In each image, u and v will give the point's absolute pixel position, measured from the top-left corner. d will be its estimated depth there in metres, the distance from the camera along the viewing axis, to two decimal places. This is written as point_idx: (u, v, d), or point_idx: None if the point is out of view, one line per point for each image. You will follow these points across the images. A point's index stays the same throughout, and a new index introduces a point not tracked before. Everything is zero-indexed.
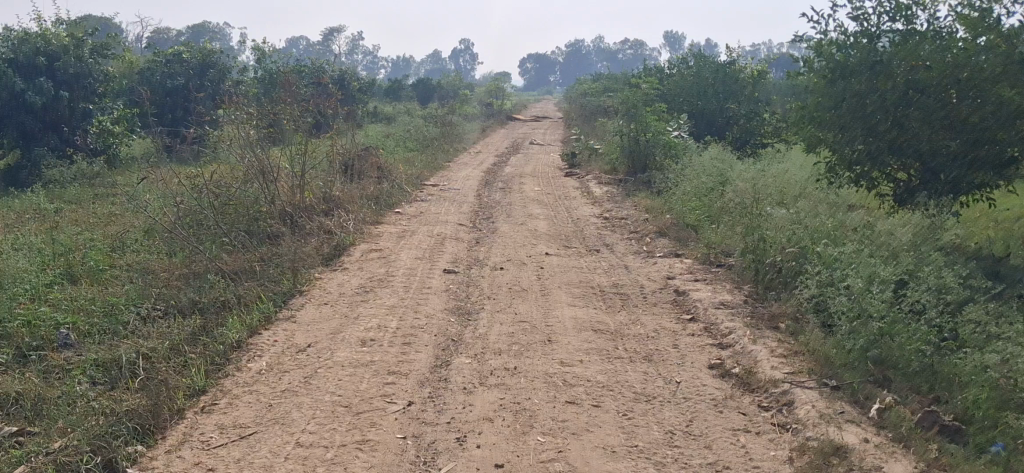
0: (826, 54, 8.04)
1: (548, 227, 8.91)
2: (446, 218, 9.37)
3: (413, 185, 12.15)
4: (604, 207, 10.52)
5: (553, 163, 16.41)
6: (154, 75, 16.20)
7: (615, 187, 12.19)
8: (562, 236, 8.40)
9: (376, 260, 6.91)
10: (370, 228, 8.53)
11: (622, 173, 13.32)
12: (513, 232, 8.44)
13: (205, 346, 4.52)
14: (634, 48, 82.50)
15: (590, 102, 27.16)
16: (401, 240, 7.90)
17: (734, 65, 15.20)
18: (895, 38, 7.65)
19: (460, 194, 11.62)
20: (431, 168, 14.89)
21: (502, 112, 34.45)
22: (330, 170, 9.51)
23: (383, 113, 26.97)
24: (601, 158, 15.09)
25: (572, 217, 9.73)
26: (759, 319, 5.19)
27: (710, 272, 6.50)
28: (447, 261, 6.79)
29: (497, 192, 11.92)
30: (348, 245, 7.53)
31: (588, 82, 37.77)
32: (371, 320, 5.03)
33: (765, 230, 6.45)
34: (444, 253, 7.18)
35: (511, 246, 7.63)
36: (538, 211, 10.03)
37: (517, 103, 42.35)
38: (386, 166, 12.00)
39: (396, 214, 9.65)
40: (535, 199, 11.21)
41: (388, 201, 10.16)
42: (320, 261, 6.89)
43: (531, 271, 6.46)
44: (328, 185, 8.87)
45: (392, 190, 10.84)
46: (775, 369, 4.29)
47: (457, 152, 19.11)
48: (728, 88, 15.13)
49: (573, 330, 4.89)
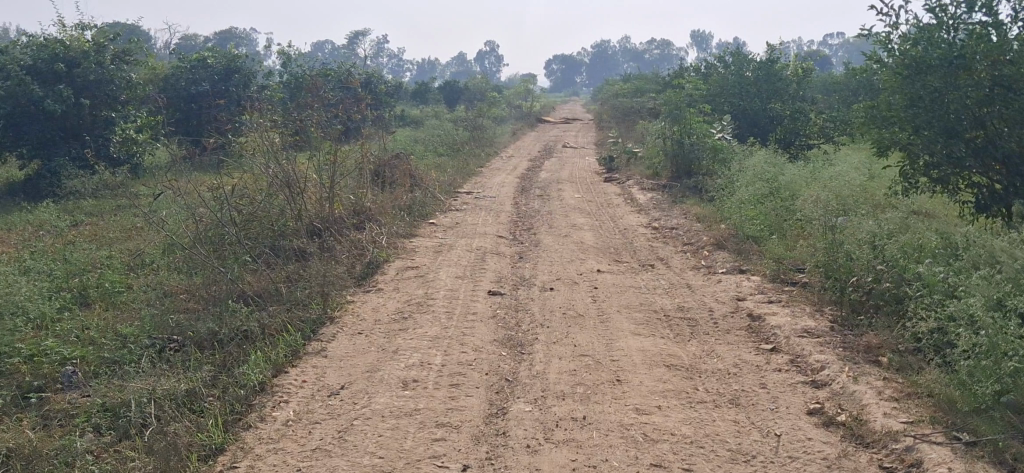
0: (898, 49, 7.32)
1: (595, 239, 8.29)
2: (483, 229, 8.78)
3: (447, 193, 11.56)
4: (651, 215, 9.88)
5: (590, 167, 15.76)
6: (178, 81, 15.73)
7: (660, 193, 11.54)
8: (611, 249, 7.79)
9: (412, 280, 6.33)
10: (404, 241, 7.96)
11: (666, 178, 12.65)
12: (558, 245, 7.83)
13: (224, 391, 3.94)
14: (661, 48, 81.55)
15: (622, 104, 26.44)
16: (438, 255, 7.32)
17: (777, 62, 14.41)
18: (976, 29, 6.91)
19: (496, 202, 11.02)
20: (464, 174, 14.29)
21: (531, 114, 33.76)
22: (360, 180, 8.93)
23: (412, 117, 26.42)
24: (642, 162, 14.43)
25: (618, 227, 9.11)
26: (853, 351, 4.55)
27: (783, 293, 5.86)
28: (490, 281, 6.19)
29: (536, 200, 11.31)
30: (382, 263, 6.96)
31: (618, 83, 37.01)
32: (412, 354, 4.44)
33: (845, 244, 5.80)
34: (485, 271, 6.58)
35: (559, 261, 7.02)
36: (581, 221, 9.41)
37: (546, 104, 41.69)
38: (419, 173, 11.42)
39: (430, 225, 9.06)
40: (577, 207, 10.59)
41: (422, 210, 9.57)
42: (352, 281, 6.32)
43: (584, 292, 5.85)
44: (359, 196, 8.30)
45: (426, 199, 10.26)
46: (888, 417, 3.66)
47: (489, 157, 18.49)
48: (771, 87, 14.35)
49: (642, 367, 4.28)
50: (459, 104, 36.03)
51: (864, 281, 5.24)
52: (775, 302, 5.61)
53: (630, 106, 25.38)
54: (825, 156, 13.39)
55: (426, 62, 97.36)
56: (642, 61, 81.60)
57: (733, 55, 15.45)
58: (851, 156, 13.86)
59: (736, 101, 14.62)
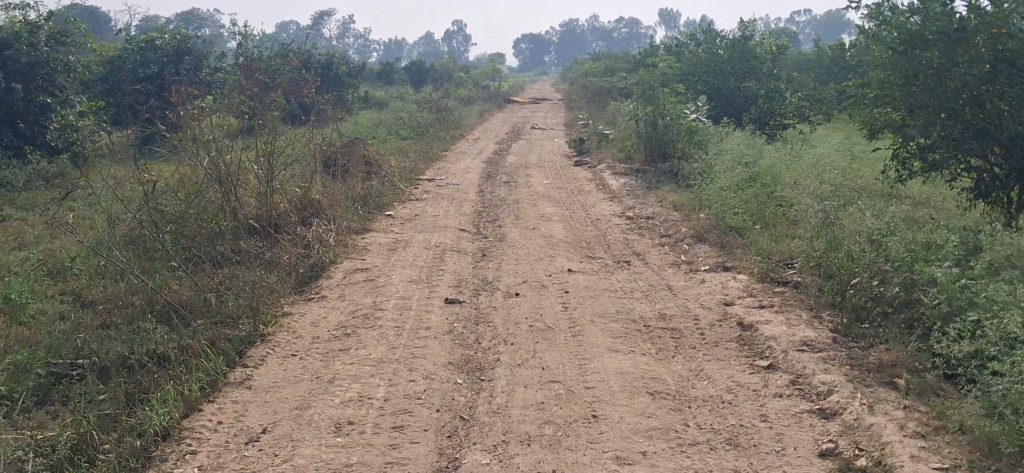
0: (890, 23, 6.66)
1: (564, 231, 7.64)
2: (444, 222, 8.11)
3: (408, 181, 10.85)
4: (624, 203, 9.26)
5: (560, 150, 15.08)
6: (123, 64, 14.77)
7: (633, 178, 10.90)
8: (582, 244, 7.13)
9: (360, 285, 5.64)
10: (356, 238, 7.27)
11: (638, 162, 12.01)
12: (525, 240, 7.18)
13: (120, 443, 3.26)
14: (630, 26, 80.87)
15: (592, 83, 25.79)
16: (391, 254, 6.63)
17: (751, 38, 13.72)
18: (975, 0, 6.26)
19: (459, 190, 10.34)
20: (427, 159, 13.58)
21: (498, 94, 32.96)
22: (308, 169, 8.20)
23: (375, 98, 25.58)
24: (613, 144, 13.79)
25: (589, 217, 8.48)
26: (862, 370, 3.94)
27: (775, 296, 5.25)
28: (447, 285, 5.51)
29: (502, 187, 10.65)
30: (328, 265, 6.27)
31: (587, 63, 36.36)
32: (350, 384, 3.77)
33: (845, 240, 5.17)
34: (442, 272, 5.91)
35: (525, 259, 6.36)
36: (550, 210, 8.77)
37: (514, 84, 40.98)
38: (378, 160, 10.70)
39: (386, 217, 8.38)
40: (546, 194, 9.95)
41: (378, 201, 8.86)
42: (292, 288, 5.62)
43: (553, 297, 5.20)
44: (307, 187, 7.59)
45: (384, 188, 9.56)
46: (918, 460, 3.06)
47: (455, 139, 17.76)
48: (746, 65, 13.69)
49: (622, 395, 3.65)
50: (424, 85, 35.17)
51: (869, 285, 4.63)
52: (768, 307, 5.00)
53: (600, 86, 24.65)
54: (803, 136, 12.78)
55: (392, 41, 95.98)
56: (610, 39, 80.85)
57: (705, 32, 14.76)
58: (829, 137, 13.27)
59: (710, 79, 13.97)
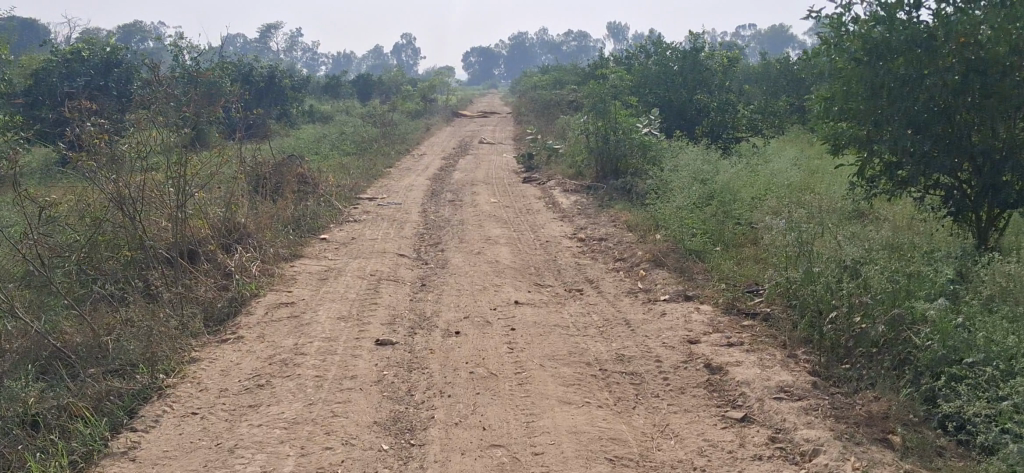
0: (853, 32, 6.22)
1: (510, 255, 7.10)
2: (382, 247, 7.52)
3: (347, 200, 10.24)
4: (576, 223, 8.75)
5: (508, 166, 14.56)
6: (48, 77, 13.98)
7: (584, 196, 10.40)
8: (531, 270, 6.59)
9: (282, 324, 5.03)
10: (284, 266, 6.66)
11: (590, 178, 11.53)
12: (469, 266, 6.62)
13: None
14: (579, 40, 81.01)
15: (542, 96, 25.37)
16: (320, 285, 6.01)
17: (701, 50, 13.33)
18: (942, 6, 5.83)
19: (402, 210, 9.76)
20: (369, 176, 12.98)
21: (446, 108, 32.40)
22: (235, 191, 7.56)
23: (320, 112, 24.89)
24: (563, 160, 13.30)
25: (539, 239, 7.95)
26: (849, 424, 3.44)
27: (743, 331, 4.75)
28: (380, 323, 4.92)
29: (447, 206, 10.08)
30: (249, 299, 5.64)
31: (536, 76, 36.00)
32: (254, 454, 3.18)
33: (818, 270, 4.68)
34: (375, 306, 5.32)
35: (469, 289, 5.80)
36: (497, 232, 8.23)
37: (462, 98, 40.45)
38: (315, 177, 10.08)
39: (320, 241, 7.76)
40: (493, 213, 9.41)
41: (311, 224, 8.25)
42: (204, 328, 5.00)
43: (499, 336, 4.64)
44: (231, 210, 6.96)
45: (319, 208, 8.94)
46: None
47: (400, 155, 17.16)
48: (696, 77, 13.29)
49: (577, 463, 3.10)
50: (371, 99, 34.48)
51: (850, 322, 4.13)
52: (736, 345, 4.50)
53: (549, 100, 24.19)
54: (757, 152, 12.41)
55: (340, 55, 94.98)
56: (558, 53, 80.82)
57: (653, 45, 14.30)
58: (783, 152, 12.92)
59: (661, 92, 13.56)
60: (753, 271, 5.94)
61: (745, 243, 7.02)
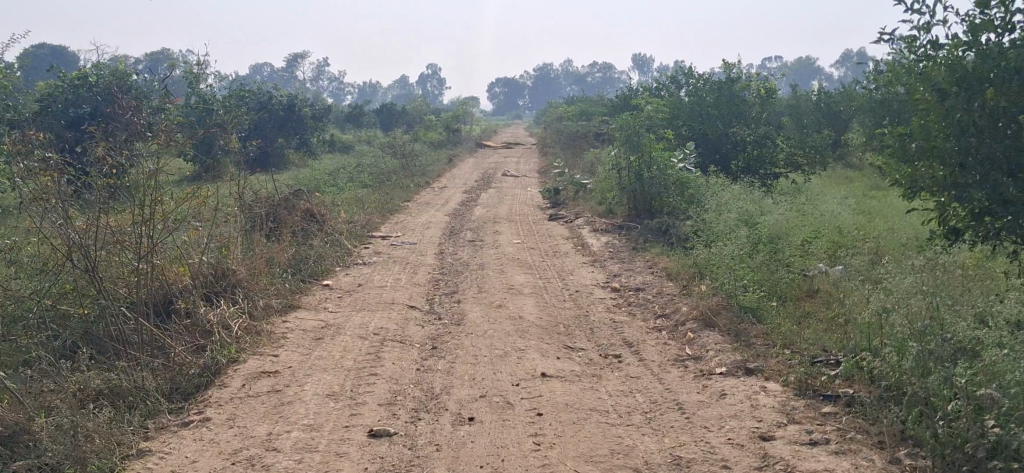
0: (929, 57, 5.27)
1: (537, 309, 6.21)
2: (391, 296, 6.66)
3: (358, 239, 9.41)
4: (608, 269, 7.87)
5: (533, 201, 13.71)
6: (54, 103, 13.32)
7: (616, 237, 9.52)
8: (559, 329, 5.70)
9: (261, 403, 4.16)
10: (276, 320, 5.81)
11: (621, 217, 10.66)
12: (487, 323, 5.74)
13: None
14: (604, 71, 80.50)
15: (568, 128, 24.60)
16: (313, 346, 5.14)
17: (737, 82, 12.46)
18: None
19: (418, 251, 8.91)
20: (386, 211, 12.17)
21: (470, 138, 31.68)
22: (226, 230, 6.74)
23: (340, 141, 24.20)
24: (591, 196, 12.43)
25: (567, 288, 7.07)
26: None
27: (825, 422, 3.84)
28: (377, 403, 4.05)
29: (467, 247, 9.23)
30: (227, 366, 4.78)
31: (561, 108, 35.31)
32: None
33: (923, 352, 3.74)
34: (374, 379, 4.44)
35: (486, 356, 4.91)
36: (521, 279, 7.36)
37: (487, 129, 39.74)
38: (324, 213, 9.27)
39: (322, 289, 6.91)
40: (515, 255, 8.55)
41: (314, 267, 7.41)
42: (166, 407, 4.14)
43: (523, 427, 3.75)
44: (219, 253, 6.12)
45: (325, 247, 8.10)
46: None
47: (419, 188, 16.36)
48: (733, 109, 12.42)
49: None
50: (393, 128, 33.84)
51: (973, 427, 3.21)
52: (821, 445, 3.58)
53: (574, 132, 23.39)
54: (800, 191, 11.50)
55: (365, 84, 94.93)
56: (584, 84, 80.33)
57: (686, 76, 13.47)
58: (826, 191, 12.01)
59: (695, 125, 12.68)
60: (825, 339, 5.02)
61: (806, 299, 6.10)
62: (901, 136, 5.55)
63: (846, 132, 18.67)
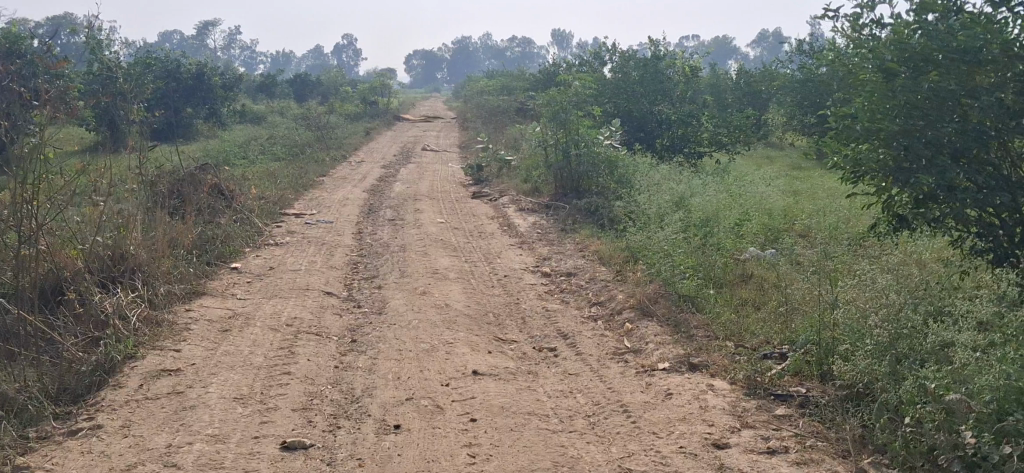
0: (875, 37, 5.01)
1: (463, 296, 5.84)
2: (306, 281, 6.21)
3: (271, 217, 8.87)
4: (536, 251, 7.53)
5: (454, 178, 13.29)
6: None
7: (542, 217, 9.19)
8: (488, 319, 5.34)
9: (160, 406, 3.67)
10: (179, 309, 5.31)
11: (547, 196, 10.34)
12: (411, 313, 5.35)
13: None
14: (523, 46, 80.11)
15: (488, 102, 24.18)
16: (219, 340, 4.66)
17: (662, 58, 12.12)
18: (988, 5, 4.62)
19: (336, 230, 8.44)
20: (300, 186, 11.61)
21: (388, 111, 31.01)
22: (124, 209, 6.16)
23: (252, 112, 23.33)
24: (515, 173, 12.08)
25: (494, 273, 6.70)
26: None
27: (781, 426, 3.57)
28: (291, 409, 3.63)
29: (387, 226, 8.79)
30: (125, 363, 4.22)
31: (481, 82, 34.82)
32: None
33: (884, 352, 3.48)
34: (288, 378, 4.01)
35: (410, 351, 4.52)
36: (445, 262, 6.98)
37: (404, 102, 39.03)
38: (234, 189, 8.70)
39: (231, 273, 6.41)
40: (438, 236, 8.15)
41: (222, 250, 6.88)
42: (49, 412, 3.62)
43: (455, 436, 3.39)
44: (118, 233, 5.56)
45: (235, 227, 7.57)
46: None
47: (335, 162, 15.78)
48: (657, 86, 12.11)
49: None
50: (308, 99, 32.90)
51: (946, 439, 2.96)
52: (780, 454, 3.30)
53: (495, 106, 22.99)
54: (725, 171, 11.35)
55: (279, 54, 92.66)
56: (502, 58, 79.83)
57: (610, 52, 13.13)
58: (750, 171, 11.89)
59: (620, 102, 12.36)
60: (770, 330, 4.78)
61: (744, 287, 5.85)
62: (845, 118, 5.32)
63: (765, 111, 18.69)
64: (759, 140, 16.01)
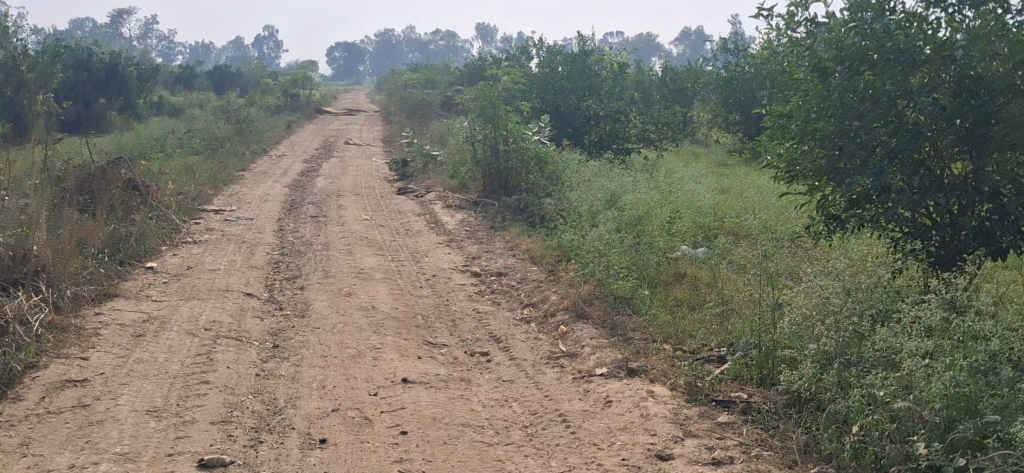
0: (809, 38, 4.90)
1: (391, 298, 5.62)
2: (226, 282, 5.91)
3: (188, 213, 8.50)
4: (465, 250, 7.34)
5: (379, 173, 13.01)
6: None
7: (471, 214, 8.99)
8: (418, 322, 5.13)
9: (64, 421, 3.37)
10: (87, 313, 4.98)
11: (475, 192, 10.16)
12: (337, 316, 5.11)
13: None
14: (448, 40, 79.71)
15: (413, 96, 23.87)
16: (131, 346, 4.36)
17: (590, 54, 11.97)
18: None
19: (257, 228, 8.12)
20: (219, 181, 11.21)
21: (311, 104, 30.45)
22: (28, 205, 5.77)
23: (169, 104, 22.62)
24: (442, 169, 11.86)
25: (423, 272, 6.49)
26: None
27: (725, 434, 3.44)
28: (208, 422, 3.37)
29: (311, 223, 8.49)
30: (25, 373, 3.90)
31: (405, 76, 34.43)
32: None
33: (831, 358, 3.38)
34: (205, 388, 3.75)
35: (337, 357, 4.29)
36: (371, 261, 6.74)
37: (328, 95, 38.41)
38: (149, 184, 8.31)
39: (144, 273, 6.07)
40: (364, 234, 7.89)
41: (135, 248, 6.52)
42: None
43: (385, 451, 3.18)
44: (20, 231, 5.19)
45: (149, 224, 7.20)
46: None
47: (256, 156, 15.33)
48: (585, 82, 11.91)
49: None
50: (227, 91, 32.12)
51: (900, 451, 2.86)
52: (726, 464, 3.17)
53: (420, 101, 22.70)
54: (653, 168, 11.32)
55: (198, 44, 90.53)
56: (427, 53, 79.30)
57: (537, 47, 12.94)
58: (677, 169, 11.89)
59: (547, 98, 12.14)
60: (707, 333, 4.67)
61: (679, 287, 5.75)
62: (780, 117, 5.24)
63: (690, 108, 18.79)
64: (685, 137, 16.07)
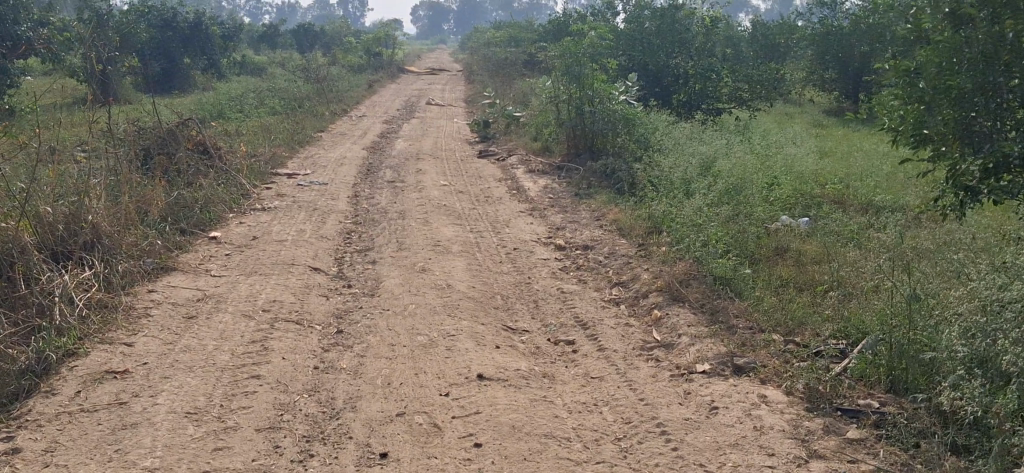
0: None
1: (468, 274, 5.17)
2: (291, 254, 5.53)
3: (261, 177, 8.16)
4: (548, 219, 6.85)
5: (460, 134, 12.56)
6: None
7: (554, 180, 8.48)
8: (495, 303, 4.66)
9: (95, 423, 3.00)
10: (141, 289, 4.64)
11: (558, 156, 9.63)
12: (408, 295, 4.67)
13: None
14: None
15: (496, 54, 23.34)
16: (183, 330, 4.00)
17: (681, 8, 11.17)
18: None
19: (330, 193, 7.74)
20: (297, 143, 10.90)
21: (393, 63, 30.18)
22: (87, 168, 5.44)
23: (252, 63, 22.50)
24: (524, 130, 11.34)
25: (502, 244, 6.02)
26: None
27: (856, 455, 2.89)
28: (255, 430, 2.96)
29: (387, 189, 8.09)
30: (62, 362, 3.56)
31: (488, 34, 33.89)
32: None
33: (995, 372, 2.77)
34: (256, 385, 3.35)
35: (404, 345, 3.85)
36: (447, 231, 6.30)
37: (411, 54, 38.11)
38: (220, 146, 7.98)
39: (209, 244, 5.72)
40: (440, 201, 7.45)
41: (201, 217, 6.18)
42: None
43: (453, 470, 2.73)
44: (75, 199, 4.85)
45: (217, 189, 6.86)
46: None
47: (336, 116, 15.03)
48: (675, 38, 11.18)
49: None
50: (311, 50, 32.03)
51: None
52: None
53: (502, 60, 22.17)
54: (748, 129, 10.62)
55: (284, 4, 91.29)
56: (510, 10, 78.48)
57: (623, 1, 12.20)
58: (773, 129, 11.16)
59: (634, 54, 11.48)
60: (822, 322, 4.09)
61: (783, 263, 5.15)
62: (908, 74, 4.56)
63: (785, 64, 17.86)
64: (781, 96, 15.23)
